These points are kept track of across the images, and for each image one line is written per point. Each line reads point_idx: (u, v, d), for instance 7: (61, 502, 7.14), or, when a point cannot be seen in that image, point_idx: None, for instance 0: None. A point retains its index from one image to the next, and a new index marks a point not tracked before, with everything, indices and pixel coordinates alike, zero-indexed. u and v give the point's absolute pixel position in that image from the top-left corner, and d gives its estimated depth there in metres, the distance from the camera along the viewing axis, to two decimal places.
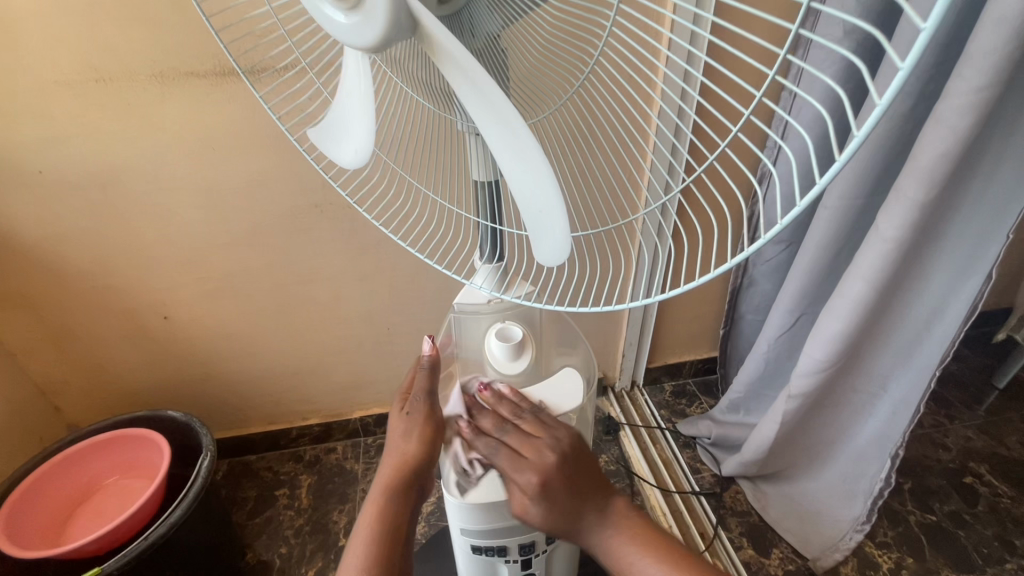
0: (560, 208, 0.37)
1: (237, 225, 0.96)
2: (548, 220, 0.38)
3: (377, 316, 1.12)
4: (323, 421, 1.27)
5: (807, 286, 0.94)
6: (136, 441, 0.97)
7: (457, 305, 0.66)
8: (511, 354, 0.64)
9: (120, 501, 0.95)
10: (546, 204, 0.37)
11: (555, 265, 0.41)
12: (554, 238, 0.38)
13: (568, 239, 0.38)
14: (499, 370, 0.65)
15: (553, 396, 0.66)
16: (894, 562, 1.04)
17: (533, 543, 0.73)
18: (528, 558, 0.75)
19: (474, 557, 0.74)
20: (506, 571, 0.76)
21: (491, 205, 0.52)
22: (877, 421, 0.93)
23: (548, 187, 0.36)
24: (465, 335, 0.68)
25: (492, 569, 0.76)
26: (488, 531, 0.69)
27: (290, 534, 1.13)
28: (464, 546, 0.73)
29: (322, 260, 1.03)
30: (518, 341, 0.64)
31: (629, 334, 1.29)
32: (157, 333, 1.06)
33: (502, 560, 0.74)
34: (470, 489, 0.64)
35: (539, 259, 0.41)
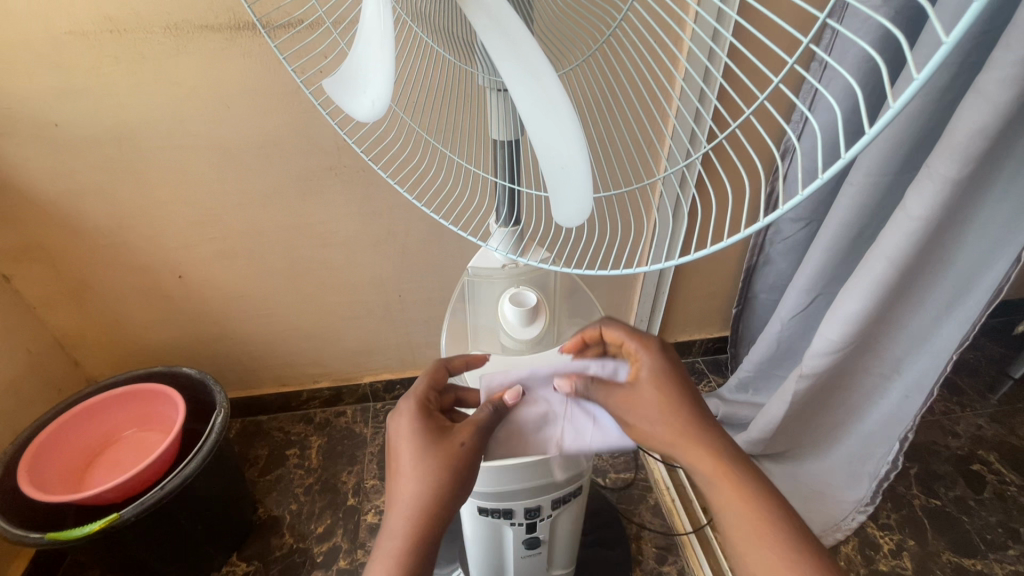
0: (584, 166, 0.36)
1: (251, 185, 0.96)
2: (569, 176, 0.37)
3: (389, 282, 1.13)
4: (334, 385, 1.29)
5: (826, 265, 0.92)
6: (151, 395, 0.99)
7: (472, 268, 0.67)
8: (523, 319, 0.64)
9: (138, 452, 0.98)
10: (568, 159, 0.36)
11: (574, 225, 0.41)
12: (573, 200, 0.38)
13: (588, 199, 0.38)
14: (511, 335, 0.65)
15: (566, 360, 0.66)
16: (896, 544, 1.05)
17: (539, 508, 0.74)
18: (533, 522, 0.76)
19: (481, 519, 0.75)
20: (511, 533, 0.78)
21: (511, 165, 0.51)
22: (889, 403, 0.93)
23: (571, 141, 0.36)
24: (478, 300, 0.68)
25: (497, 531, 0.78)
26: (495, 494, 0.70)
27: (300, 492, 1.16)
28: (472, 507, 0.74)
29: (335, 223, 1.02)
30: (531, 306, 0.64)
31: (641, 311, 1.28)
32: (172, 291, 1.07)
33: (508, 523, 0.76)
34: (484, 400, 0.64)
35: (556, 219, 0.41)
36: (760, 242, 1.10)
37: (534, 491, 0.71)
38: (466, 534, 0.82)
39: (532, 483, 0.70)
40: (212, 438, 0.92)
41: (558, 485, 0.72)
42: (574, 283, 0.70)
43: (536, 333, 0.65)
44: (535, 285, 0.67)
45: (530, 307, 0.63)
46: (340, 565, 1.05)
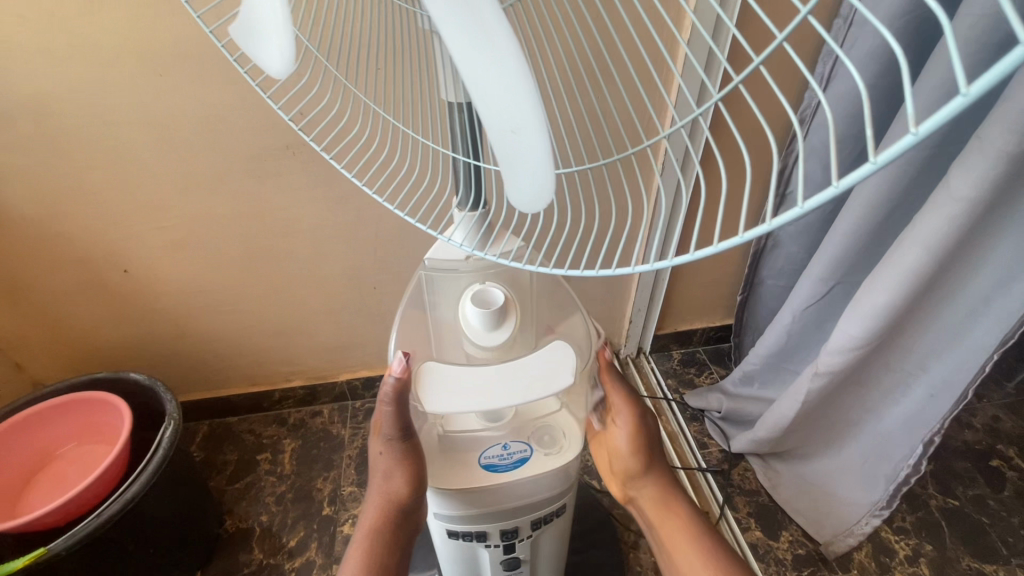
0: (538, 127, 0.26)
1: (198, 167, 0.84)
2: (526, 145, 0.27)
3: (361, 272, 1.02)
4: (308, 384, 1.19)
5: (848, 252, 0.83)
6: (92, 405, 0.89)
7: (428, 260, 0.57)
8: (487, 320, 0.54)
9: (83, 468, 0.88)
10: (519, 119, 0.26)
11: (534, 210, 0.31)
12: (527, 176, 0.28)
13: (551, 178, 0.28)
14: (475, 343, 0.56)
15: (539, 372, 0.54)
16: (912, 549, 0.98)
17: (516, 529, 0.65)
18: (510, 543, 0.67)
19: (451, 542, 0.67)
20: (487, 556, 0.69)
21: (472, 138, 0.41)
22: (910, 403, 0.84)
23: (521, 93, 0.25)
24: (439, 296, 0.59)
25: (472, 552, 0.69)
26: (469, 516, 0.62)
27: (272, 501, 1.08)
28: (440, 530, 0.65)
29: (297, 209, 0.91)
30: (498, 308, 0.55)
31: (638, 301, 1.20)
32: (118, 287, 0.96)
33: (482, 545, 0.67)
34: (453, 396, 0.54)
35: (513, 203, 0.31)
36: None
37: (512, 511, 0.62)
38: (439, 560, 0.73)
39: (508, 505, 0.61)
40: (159, 455, 0.83)
41: (540, 504, 0.64)
42: (553, 283, 0.61)
43: (502, 339, 0.55)
44: (505, 282, 0.58)
45: (496, 309, 0.54)
46: None
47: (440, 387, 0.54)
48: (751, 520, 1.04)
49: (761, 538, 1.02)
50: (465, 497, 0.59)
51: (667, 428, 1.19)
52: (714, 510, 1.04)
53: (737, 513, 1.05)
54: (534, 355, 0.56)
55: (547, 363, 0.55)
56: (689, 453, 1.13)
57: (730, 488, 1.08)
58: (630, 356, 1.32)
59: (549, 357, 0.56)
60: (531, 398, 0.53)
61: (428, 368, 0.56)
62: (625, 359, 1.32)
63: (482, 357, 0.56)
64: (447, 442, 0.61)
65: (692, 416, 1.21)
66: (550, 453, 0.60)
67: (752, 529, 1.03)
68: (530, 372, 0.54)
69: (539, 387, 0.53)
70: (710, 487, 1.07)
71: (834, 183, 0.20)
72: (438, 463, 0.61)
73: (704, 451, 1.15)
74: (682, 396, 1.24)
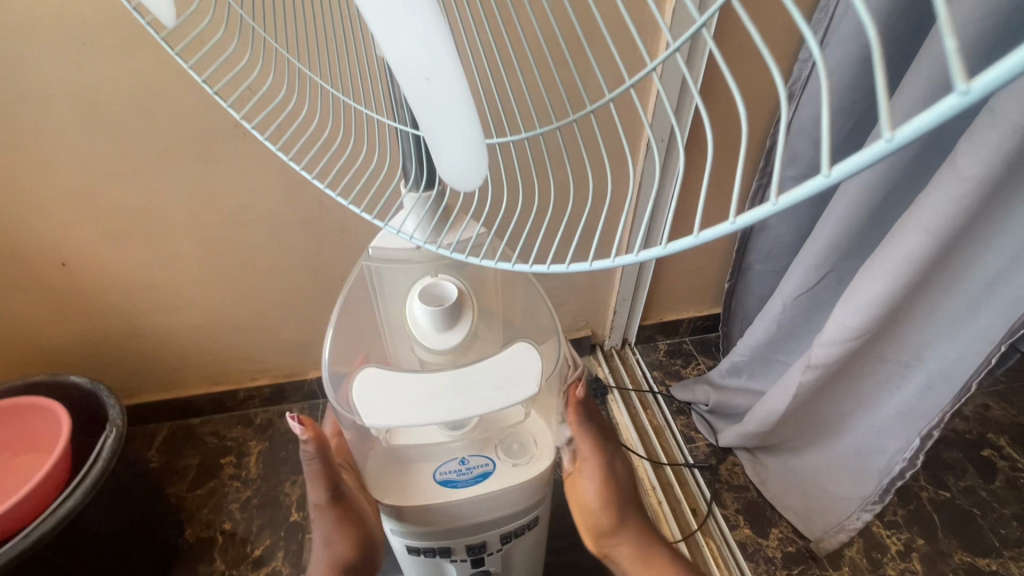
0: (456, 82, 0.20)
1: (137, 149, 0.76)
2: (449, 108, 0.22)
3: (327, 263, 0.95)
4: (275, 382, 1.12)
5: (844, 238, 0.78)
6: (28, 411, 0.81)
7: (375, 248, 0.52)
8: (438, 319, 0.49)
9: (19, 481, 0.81)
10: (432, 64, 0.20)
11: (474, 186, 0.26)
12: (457, 145, 0.23)
13: (480, 149, 0.23)
14: (428, 345, 0.50)
15: (499, 377, 0.49)
16: (904, 544, 0.95)
17: (484, 544, 0.60)
18: (479, 557, 0.62)
19: (413, 557, 0.61)
20: (454, 571, 0.63)
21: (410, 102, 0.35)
22: (905, 394, 0.80)
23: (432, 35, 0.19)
24: (389, 289, 0.54)
25: (437, 567, 0.63)
26: (430, 532, 0.56)
27: (236, 508, 1.01)
28: (400, 545, 0.60)
29: (252, 196, 0.84)
30: (451, 306, 0.50)
31: (623, 290, 1.14)
32: (58, 282, 0.88)
33: (448, 560, 0.61)
34: (398, 411, 0.48)
35: (445, 176, 0.27)
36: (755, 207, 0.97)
37: (476, 527, 0.57)
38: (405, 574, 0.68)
39: (473, 520, 0.56)
40: (99, 465, 0.75)
41: (510, 517, 0.58)
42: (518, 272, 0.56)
43: (457, 341, 0.50)
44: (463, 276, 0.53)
45: (450, 305, 0.49)
46: None
47: (385, 400, 0.48)
48: (739, 517, 1.00)
49: (749, 536, 0.98)
50: (427, 514, 0.54)
51: (652, 421, 1.14)
52: (701, 507, 1.00)
53: (725, 510, 1.01)
54: (494, 358, 0.50)
55: (506, 371, 0.49)
56: (676, 448, 1.08)
57: (718, 484, 1.04)
58: (614, 347, 1.27)
59: (510, 364, 0.50)
60: (494, 407, 0.48)
61: (369, 376, 0.50)
62: (609, 351, 1.27)
63: (436, 362, 0.52)
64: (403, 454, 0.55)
65: (679, 409, 1.17)
66: (519, 464, 0.55)
67: (741, 526, 0.99)
68: (488, 381, 0.49)
69: (495, 397, 0.48)
70: (698, 483, 1.03)
71: (823, 172, 0.15)
72: (396, 477, 0.55)
73: (691, 446, 1.10)
74: (669, 388, 1.20)
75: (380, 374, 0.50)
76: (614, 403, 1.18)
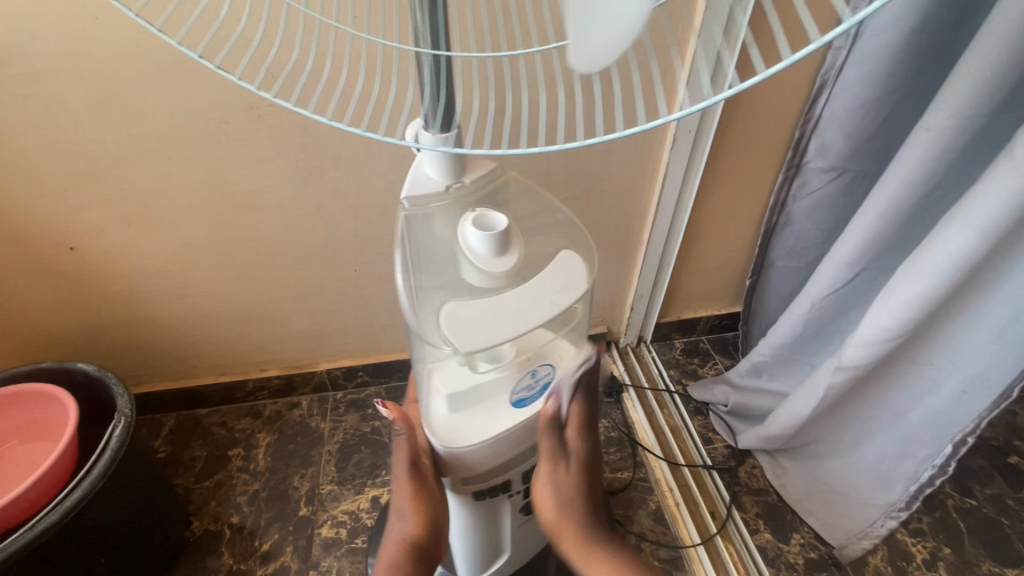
0: None
1: (148, 131, 0.73)
2: None
3: (339, 253, 0.92)
4: (285, 374, 1.10)
5: (880, 235, 0.75)
6: (33, 398, 0.79)
7: (410, 196, 0.49)
8: (494, 245, 0.48)
9: (25, 469, 0.79)
10: None
11: (602, 64, 0.26)
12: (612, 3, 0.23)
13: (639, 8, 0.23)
14: (484, 275, 0.49)
15: (562, 286, 0.50)
16: (930, 553, 0.92)
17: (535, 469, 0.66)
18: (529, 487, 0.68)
19: (476, 502, 0.66)
20: (508, 506, 0.70)
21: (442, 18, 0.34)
22: (936, 398, 0.77)
23: None
24: (432, 233, 0.51)
25: (495, 505, 0.69)
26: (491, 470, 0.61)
27: (244, 501, 0.99)
28: (464, 494, 0.64)
29: (265, 181, 0.81)
30: (502, 224, 0.49)
31: (641, 287, 1.12)
32: (65, 267, 0.86)
33: (505, 496, 0.67)
34: (478, 334, 0.48)
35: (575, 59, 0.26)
36: (780, 200, 0.95)
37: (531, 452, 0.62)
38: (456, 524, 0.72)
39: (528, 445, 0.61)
40: (107, 455, 0.73)
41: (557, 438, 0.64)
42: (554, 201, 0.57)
43: (513, 262, 0.49)
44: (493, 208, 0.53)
45: (504, 226, 0.48)
46: None
47: (465, 331, 0.48)
48: (760, 522, 0.98)
49: (770, 541, 0.95)
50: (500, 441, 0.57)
51: (669, 421, 1.11)
52: (720, 510, 0.97)
53: (745, 513, 0.99)
54: (543, 270, 0.51)
55: (556, 272, 0.51)
56: (694, 449, 1.06)
57: (737, 487, 1.02)
58: (630, 345, 1.24)
59: (560, 270, 0.52)
60: (561, 309, 0.49)
61: (449, 312, 0.49)
62: (625, 348, 1.24)
63: (488, 291, 0.50)
64: (456, 406, 0.57)
65: (696, 409, 1.14)
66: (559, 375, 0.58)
67: (761, 531, 0.97)
68: (545, 286, 0.50)
69: (559, 298, 0.49)
70: (716, 486, 1.01)
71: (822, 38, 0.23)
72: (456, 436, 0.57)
73: (709, 447, 1.08)
74: (686, 387, 1.17)
75: (452, 326, 0.48)
76: (630, 402, 1.15)
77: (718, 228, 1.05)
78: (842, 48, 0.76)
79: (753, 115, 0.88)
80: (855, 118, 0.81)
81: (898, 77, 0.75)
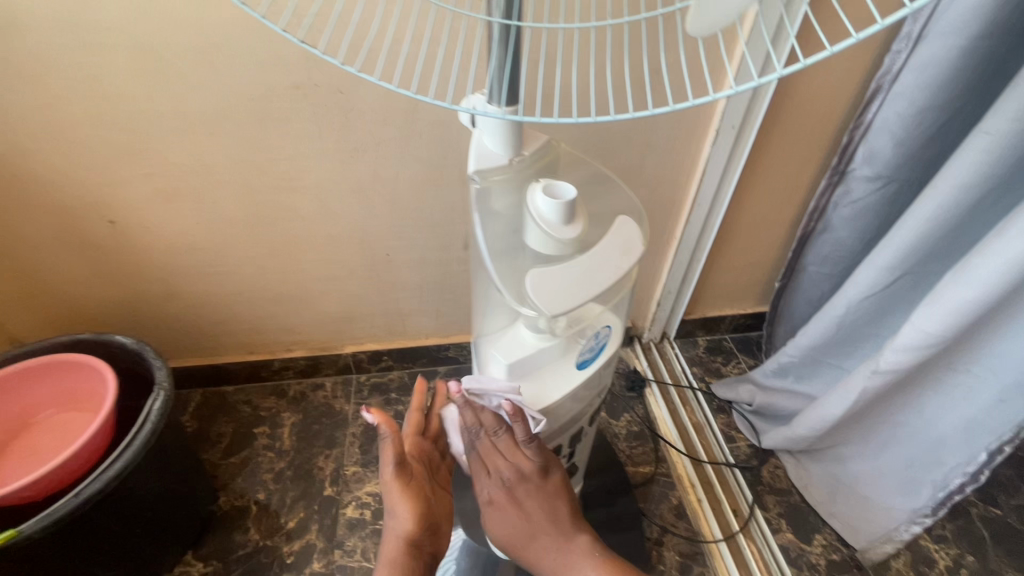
0: None
1: (194, 107, 0.73)
2: None
3: (373, 236, 0.92)
4: (310, 355, 1.11)
5: (926, 239, 0.74)
6: (72, 369, 0.80)
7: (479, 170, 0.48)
8: (565, 209, 0.47)
9: (63, 437, 0.80)
10: None
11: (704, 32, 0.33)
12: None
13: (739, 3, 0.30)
14: (556, 240, 0.47)
15: (619, 234, 0.50)
16: (953, 560, 0.92)
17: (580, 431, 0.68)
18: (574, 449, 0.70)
19: None
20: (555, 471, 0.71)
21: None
22: (971, 407, 0.77)
23: None
24: (497, 204, 0.50)
25: None
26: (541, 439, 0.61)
27: (269, 479, 1.00)
28: None
29: (305, 161, 0.81)
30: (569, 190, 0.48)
31: (670, 282, 1.11)
32: (104, 240, 0.87)
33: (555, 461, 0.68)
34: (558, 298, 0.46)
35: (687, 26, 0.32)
36: (820, 205, 0.94)
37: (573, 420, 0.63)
38: None
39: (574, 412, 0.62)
40: (148, 427, 0.74)
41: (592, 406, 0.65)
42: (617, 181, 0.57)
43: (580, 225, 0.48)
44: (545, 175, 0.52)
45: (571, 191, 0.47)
46: (313, 568, 0.90)
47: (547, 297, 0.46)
48: (782, 521, 0.98)
49: (792, 541, 0.96)
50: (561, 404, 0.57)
51: (692, 418, 1.11)
52: (743, 508, 0.97)
53: (767, 513, 0.99)
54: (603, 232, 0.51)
55: (616, 231, 0.50)
56: (716, 446, 1.06)
57: (760, 486, 1.02)
58: (653, 340, 1.24)
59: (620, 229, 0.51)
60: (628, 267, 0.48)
61: (531, 281, 0.47)
62: (647, 343, 1.24)
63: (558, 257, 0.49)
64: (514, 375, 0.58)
65: (719, 407, 1.14)
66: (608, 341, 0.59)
67: (783, 530, 0.97)
68: (610, 244, 0.49)
69: (625, 256, 0.49)
70: (739, 484, 1.01)
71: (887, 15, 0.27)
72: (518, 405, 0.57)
73: (732, 445, 1.07)
74: (709, 385, 1.17)
75: (536, 292, 0.46)
76: (652, 396, 1.15)
77: (751, 227, 1.04)
78: (902, 52, 0.76)
79: (798, 113, 0.87)
80: (907, 124, 0.79)
81: (957, 83, 0.74)
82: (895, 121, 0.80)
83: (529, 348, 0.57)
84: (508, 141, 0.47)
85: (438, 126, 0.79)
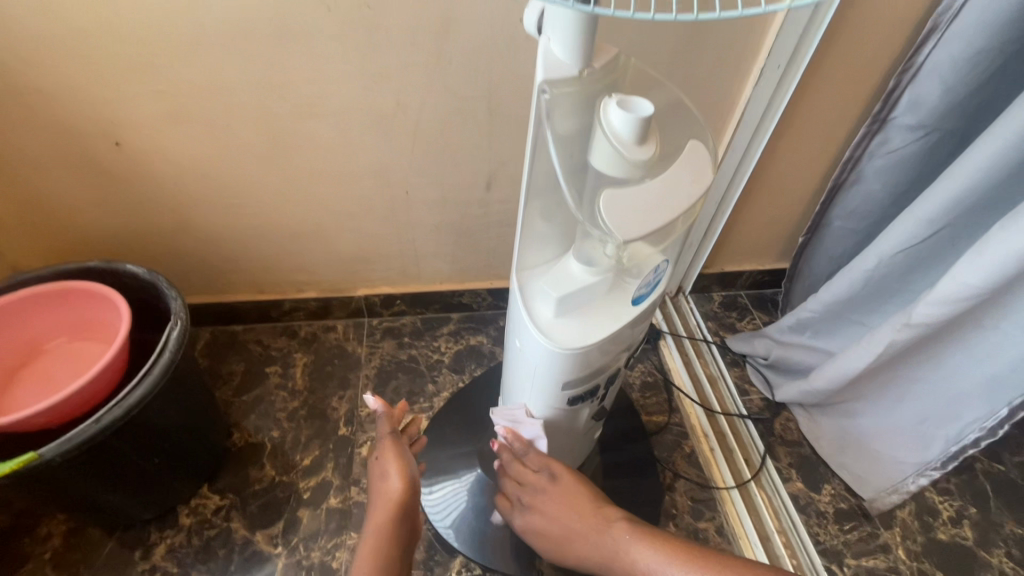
0: None
1: (207, 17, 0.67)
2: None
3: (393, 172, 0.88)
4: (322, 296, 1.08)
5: (975, 189, 0.72)
6: (83, 297, 0.77)
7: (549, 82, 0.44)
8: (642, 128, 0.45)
9: (76, 366, 0.77)
10: None
11: None
12: None
13: None
14: (630, 161, 0.46)
15: (688, 160, 0.49)
16: (956, 511, 0.94)
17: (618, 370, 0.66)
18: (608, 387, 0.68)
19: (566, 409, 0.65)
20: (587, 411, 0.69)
21: None
22: (996, 363, 0.76)
23: None
24: (564, 123, 0.47)
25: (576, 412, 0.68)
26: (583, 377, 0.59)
27: (283, 417, 1.00)
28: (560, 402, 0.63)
29: (325, 84, 0.76)
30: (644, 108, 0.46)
31: (693, 235, 1.09)
32: (110, 163, 0.82)
33: (589, 402, 0.67)
34: (638, 220, 0.45)
35: None
36: (855, 155, 0.91)
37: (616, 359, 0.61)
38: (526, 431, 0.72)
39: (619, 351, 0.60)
40: (166, 357, 0.72)
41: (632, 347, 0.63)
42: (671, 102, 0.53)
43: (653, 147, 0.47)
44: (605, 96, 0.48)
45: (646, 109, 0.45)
46: (330, 503, 0.90)
47: (625, 219, 0.45)
48: (792, 472, 0.99)
49: (802, 490, 0.97)
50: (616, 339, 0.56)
51: (706, 370, 1.11)
52: (754, 459, 0.98)
53: (778, 462, 1.00)
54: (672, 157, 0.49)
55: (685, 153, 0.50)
56: (729, 398, 1.06)
57: (771, 438, 1.03)
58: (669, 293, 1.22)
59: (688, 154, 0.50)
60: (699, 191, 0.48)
61: (607, 203, 0.46)
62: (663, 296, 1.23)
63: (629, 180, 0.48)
64: (563, 308, 0.56)
65: (733, 360, 1.14)
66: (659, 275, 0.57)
67: (793, 479, 0.98)
68: (681, 166, 0.49)
69: (696, 178, 0.48)
70: (752, 435, 1.02)
71: None
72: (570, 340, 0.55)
73: (745, 398, 1.08)
74: (723, 339, 1.17)
75: (609, 211, 0.45)
76: (667, 348, 1.15)
77: (781, 178, 1.01)
78: None
79: (847, 54, 0.82)
80: (961, 67, 0.75)
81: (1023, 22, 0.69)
82: (948, 63, 0.76)
83: (580, 281, 0.56)
84: (581, 44, 0.44)
85: (469, 52, 0.74)
